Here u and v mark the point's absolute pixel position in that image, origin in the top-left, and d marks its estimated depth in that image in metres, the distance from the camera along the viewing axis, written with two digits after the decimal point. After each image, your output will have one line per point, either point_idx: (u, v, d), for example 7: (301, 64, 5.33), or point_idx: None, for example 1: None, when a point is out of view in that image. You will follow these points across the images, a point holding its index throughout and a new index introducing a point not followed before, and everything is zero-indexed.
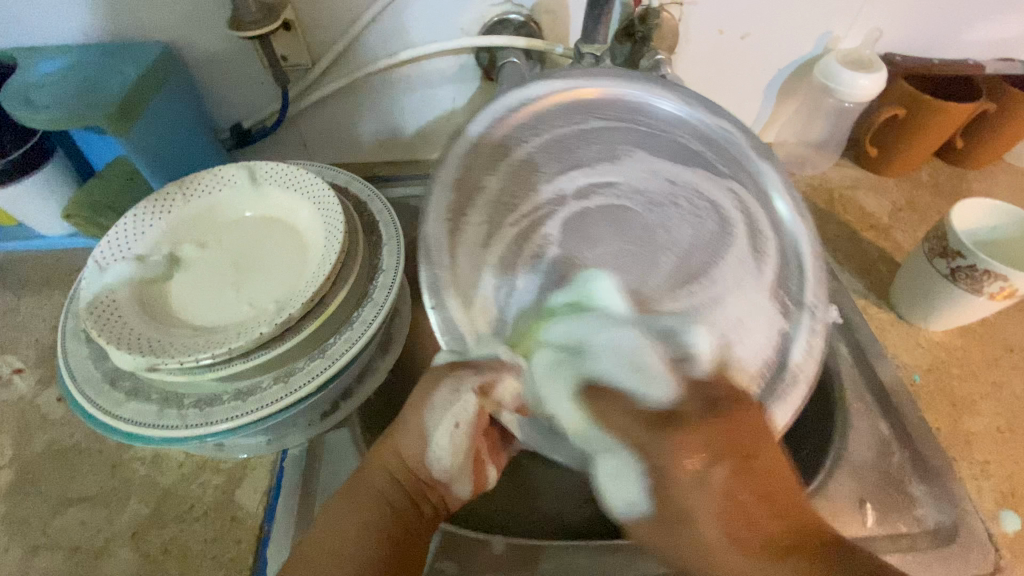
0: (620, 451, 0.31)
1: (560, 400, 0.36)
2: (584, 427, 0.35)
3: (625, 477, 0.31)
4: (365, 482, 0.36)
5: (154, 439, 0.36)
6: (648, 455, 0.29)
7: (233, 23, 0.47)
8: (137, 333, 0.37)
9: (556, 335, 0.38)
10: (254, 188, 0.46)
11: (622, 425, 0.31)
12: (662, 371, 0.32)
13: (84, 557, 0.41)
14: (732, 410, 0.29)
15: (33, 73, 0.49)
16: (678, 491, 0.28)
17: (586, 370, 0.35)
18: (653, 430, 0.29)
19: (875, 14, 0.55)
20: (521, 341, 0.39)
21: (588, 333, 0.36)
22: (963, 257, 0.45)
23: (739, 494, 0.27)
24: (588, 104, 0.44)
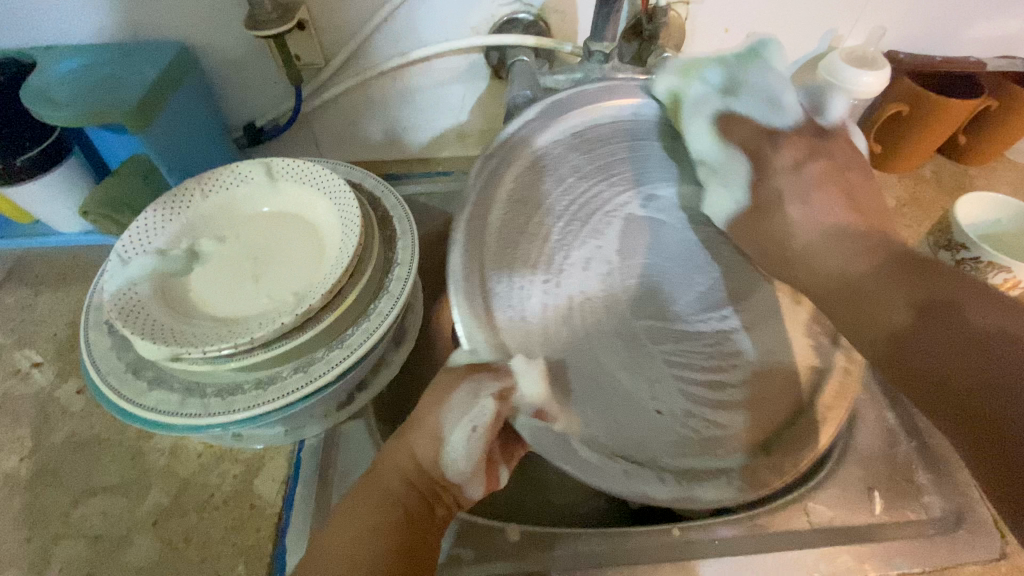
0: (736, 161, 0.43)
1: (698, 121, 0.43)
2: (715, 153, 0.44)
3: (732, 183, 0.44)
4: (377, 481, 0.37)
5: (177, 427, 0.37)
6: (758, 155, 0.43)
7: (250, 23, 0.48)
8: (160, 324, 0.38)
9: (713, 74, 0.43)
10: (271, 184, 0.46)
11: (745, 136, 0.43)
12: (793, 107, 0.43)
13: (106, 545, 0.42)
14: (828, 143, 0.44)
15: (52, 72, 0.50)
16: (776, 180, 0.42)
17: (731, 100, 0.43)
18: (766, 139, 0.43)
19: (878, 12, 0.56)
20: (676, 87, 0.43)
21: (748, 77, 0.43)
22: (967, 249, 0.46)
23: (825, 184, 0.41)
24: (641, 117, 0.45)
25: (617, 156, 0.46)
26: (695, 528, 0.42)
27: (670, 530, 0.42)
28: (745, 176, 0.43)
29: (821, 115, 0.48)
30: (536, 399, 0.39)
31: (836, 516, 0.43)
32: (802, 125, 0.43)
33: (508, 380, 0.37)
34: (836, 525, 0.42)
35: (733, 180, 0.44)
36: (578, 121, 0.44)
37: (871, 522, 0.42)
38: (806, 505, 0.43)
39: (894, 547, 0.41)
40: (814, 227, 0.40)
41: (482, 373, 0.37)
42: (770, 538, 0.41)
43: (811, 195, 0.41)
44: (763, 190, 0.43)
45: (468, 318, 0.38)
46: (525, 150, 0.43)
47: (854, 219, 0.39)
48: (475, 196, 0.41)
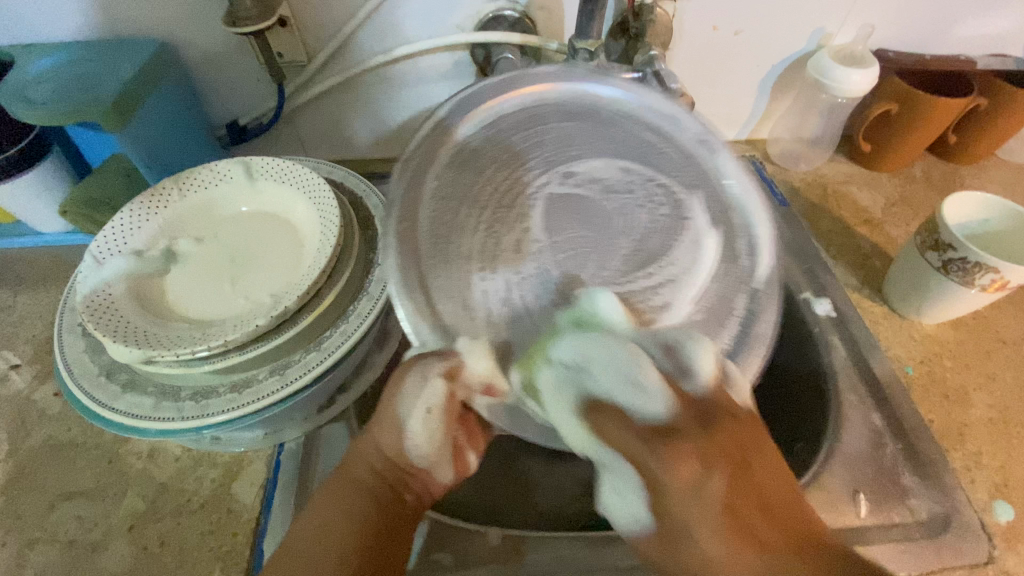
0: (620, 464, 0.30)
1: (562, 411, 0.32)
2: (586, 443, 0.31)
3: (626, 493, 0.30)
4: (346, 475, 0.36)
5: (150, 431, 0.36)
6: (646, 470, 0.28)
7: (230, 20, 0.47)
8: (133, 326, 0.37)
9: (562, 354, 0.32)
10: (250, 183, 0.46)
11: (622, 441, 0.29)
12: (660, 387, 0.29)
13: (80, 550, 0.41)
14: (716, 425, 0.28)
15: (29, 71, 0.49)
16: (675, 510, 0.27)
17: (589, 385, 0.31)
18: (649, 444, 0.28)
19: (868, 10, 0.56)
20: (523, 373, 0.35)
21: (595, 352, 0.31)
22: (954, 249, 0.45)
23: (739, 504, 0.26)
24: (548, 100, 0.42)
25: (532, 141, 0.41)
26: None
27: None
28: (640, 495, 0.29)
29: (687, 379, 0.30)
30: (487, 375, 0.35)
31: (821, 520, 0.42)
32: (683, 412, 0.28)
33: (457, 359, 0.34)
34: None
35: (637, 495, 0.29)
36: (488, 113, 0.41)
37: (855, 526, 0.42)
38: None
39: (878, 550, 0.41)
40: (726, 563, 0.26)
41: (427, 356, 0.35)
42: None
43: (721, 531, 0.26)
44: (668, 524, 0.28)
45: (409, 311, 0.35)
46: (447, 139, 0.40)
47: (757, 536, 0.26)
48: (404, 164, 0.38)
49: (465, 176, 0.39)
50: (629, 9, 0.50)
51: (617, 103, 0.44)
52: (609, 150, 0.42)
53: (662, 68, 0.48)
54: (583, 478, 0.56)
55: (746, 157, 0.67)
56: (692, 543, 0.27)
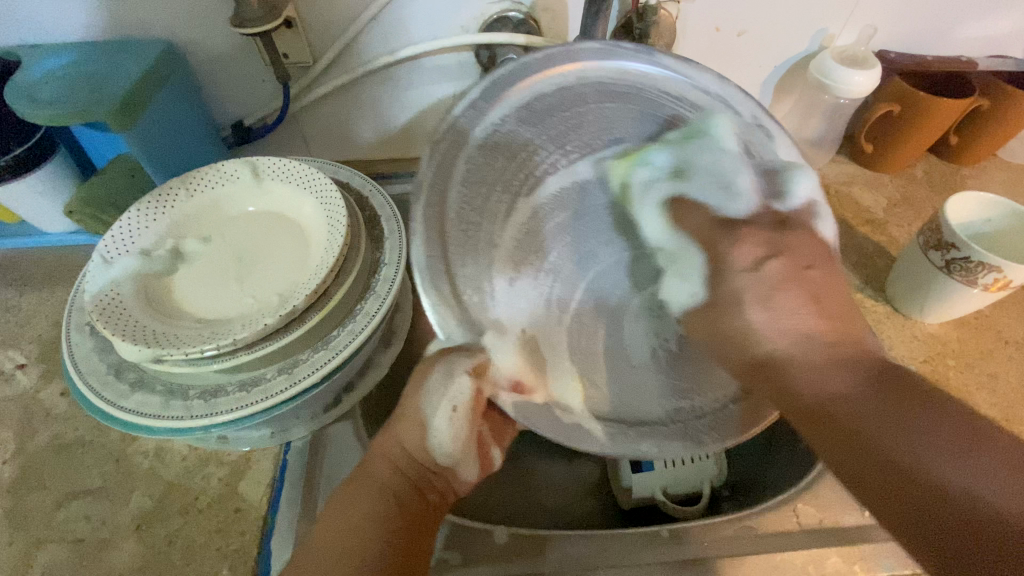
0: (687, 250, 0.37)
1: (646, 205, 0.39)
2: (665, 239, 0.39)
3: (688, 275, 0.37)
4: (368, 474, 0.37)
5: (159, 429, 0.37)
6: (713, 247, 0.35)
7: (235, 20, 0.47)
8: (141, 325, 0.37)
9: (656, 160, 0.38)
10: (257, 183, 0.46)
11: (696, 227, 0.36)
12: (750, 190, 0.36)
13: (88, 549, 0.41)
14: (794, 233, 0.34)
15: (36, 71, 0.49)
16: (734, 283, 0.33)
17: (682, 186, 0.37)
18: (722, 229, 0.35)
19: (870, 12, 0.56)
20: (624, 175, 0.39)
21: (696, 157, 0.37)
22: (958, 249, 0.45)
23: (794, 287, 0.31)
24: (588, 80, 0.39)
25: (571, 125, 0.39)
26: (681, 531, 0.42)
27: (659, 533, 0.42)
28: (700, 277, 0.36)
29: (779, 201, 0.36)
30: (514, 371, 0.36)
31: (826, 518, 0.43)
32: (757, 211, 0.35)
33: (483, 353, 0.36)
34: (826, 527, 0.42)
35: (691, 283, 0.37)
36: (529, 92, 0.38)
37: (860, 524, 0.42)
38: (795, 506, 0.43)
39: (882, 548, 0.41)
40: (789, 330, 0.30)
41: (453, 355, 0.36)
42: (759, 540, 0.41)
43: (773, 303, 0.31)
44: (719, 295, 0.33)
45: (436, 304, 0.33)
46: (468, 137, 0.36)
47: (824, 322, 0.30)
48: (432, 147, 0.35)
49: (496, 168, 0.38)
50: (633, 11, 0.50)
51: (666, 82, 0.40)
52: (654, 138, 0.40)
53: None
54: (586, 477, 0.56)
55: None
56: (744, 315, 0.32)
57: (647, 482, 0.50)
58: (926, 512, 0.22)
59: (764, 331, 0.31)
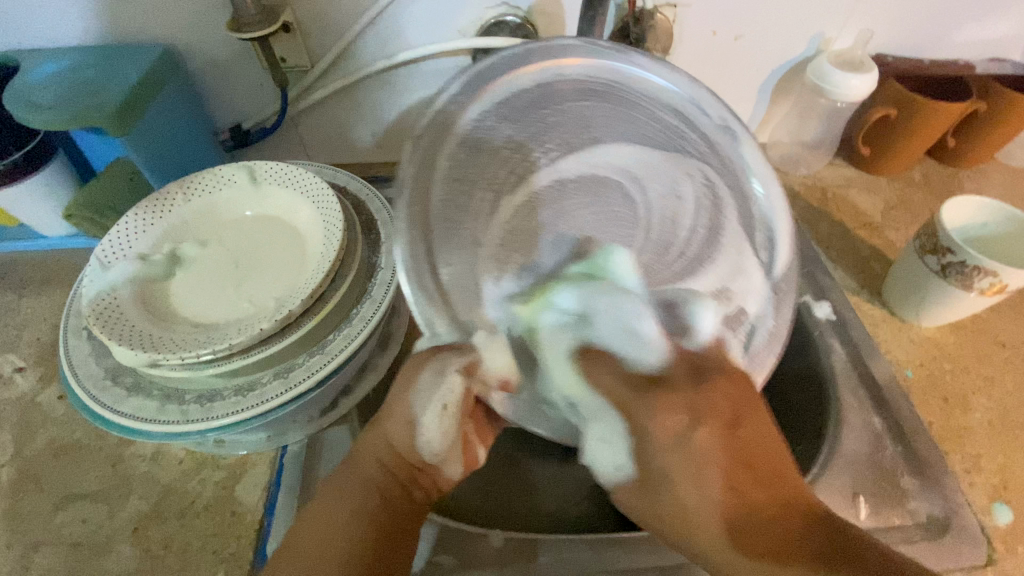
0: (608, 411, 0.32)
1: (558, 362, 0.33)
2: (581, 395, 0.33)
3: (614, 442, 0.32)
4: (353, 469, 0.35)
5: (155, 434, 0.37)
6: (632, 413, 0.31)
7: (234, 26, 0.47)
8: (138, 329, 0.37)
9: (563, 300, 0.33)
10: (254, 188, 0.46)
11: (609, 383, 0.31)
12: (655, 337, 0.31)
13: (85, 552, 0.41)
14: (710, 380, 0.30)
15: (34, 76, 0.49)
16: (660, 455, 0.30)
17: (585, 334, 0.33)
18: (643, 394, 0.30)
19: (866, 16, 0.56)
20: (523, 318, 0.34)
21: (596, 301, 0.32)
22: (954, 254, 0.45)
23: (716, 460, 0.29)
24: (567, 77, 0.37)
25: (549, 123, 0.37)
26: None
27: (655, 535, 0.42)
28: (623, 442, 0.32)
29: (686, 335, 0.33)
30: (506, 372, 0.34)
31: None
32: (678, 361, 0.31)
33: (475, 353, 0.32)
34: None
35: (620, 439, 0.32)
36: (513, 87, 0.36)
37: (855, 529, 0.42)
38: None
39: None
40: (704, 504, 0.29)
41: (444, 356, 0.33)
42: None
43: (698, 477, 0.29)
44: (639, 456, 0.31)
45: (416, 295, 0.31)
46: (452, 128, 0.34)
47: (734, 494, 0.29)
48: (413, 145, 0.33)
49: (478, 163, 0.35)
50: (629, 15, 0.50)
51: (642, 80, 0.39)
52: (633, 139, 0.39)
53: None
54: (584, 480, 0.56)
55: None
56: (672, 492, 0.30)
57: None
58: None
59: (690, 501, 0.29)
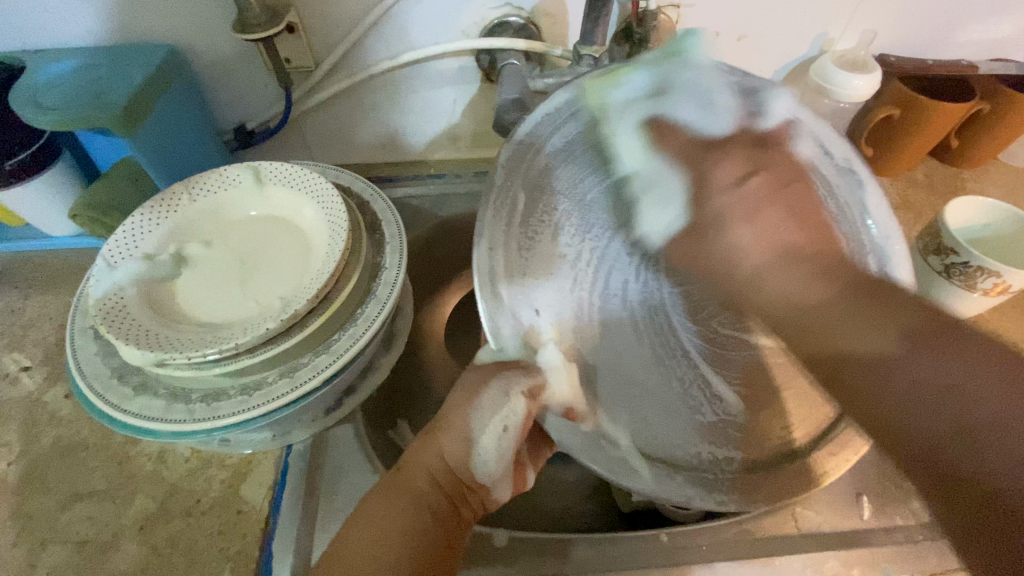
0: (668, 175, 0.39)
1: (627, 129, 0.39)
2: (644, 160, 0.39)
3: (669, 202, 0.41)
4: (405, 481, 0.36)
5: (162, 433, 0.37)
6: (698, 168, 0.38)
7: (239, 27, 0.47)
8: (145, 329, 0.37)
9: (636, 83, 0.38)
10: (259, 188, 0.46)
11: (677, 149, 0.38)
12: (727, 107, 0.37)
13: (92, 550, 0.41)
14: (772, 150, 0.38)
15: (39, 76, 0.49)
16: (715, 200, 0.38)
17: (666, 108, 0.38)
18: (705, 154, 0.38)
19: (869, 16, 0.56)
20: (601, 100, 0.38)
21: (679, 71, 0.38)
22: (956, 254, 0.46)
23: (767, 205, 0.38)
24: (664, 101, 0.39)
25: None
26: (680, 535, 0.42)
27: (658, 536, 0.42)
28: (675, 191, 0.40)
29: (762, 116, 0.38)
30: (566, 398, 0.37)
31: (825, 522, 0.43)
32: (743, 135, 0.38)
33: (540, 377, 0.36)
34: (824, 532, 0.42)
35: (667, 201, 0.41)
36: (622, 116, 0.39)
37: (858, 528, 0.42)
38: (794, 511, 0.43)
39: (881, 553, 0.41)
40: (761, 252, 0.40)
41: (512, 371, 0.37)
42: (757, 544, 0.41)
43: (755, 216, 0.39)
44: (705, 212, 0.39)
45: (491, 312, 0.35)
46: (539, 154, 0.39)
47: (801, 235, 0.39)
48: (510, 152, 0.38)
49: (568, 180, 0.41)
50: (632, 15, 0.49)
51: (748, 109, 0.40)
52: None
53: None
54: (587, 481, 0.57)
55: None
56: (734, 234, 0.40)
57: None
58: (873, 371, 0.32)
59: (743, 258, 0.40)
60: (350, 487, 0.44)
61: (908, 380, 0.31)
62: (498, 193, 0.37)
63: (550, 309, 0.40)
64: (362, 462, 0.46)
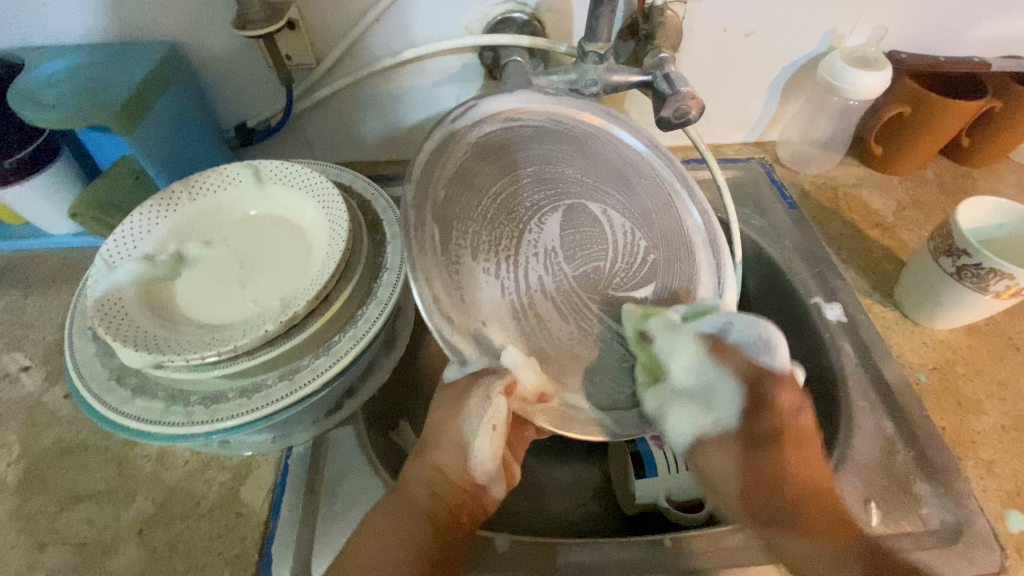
0: (714, 385, 0.38)
1: (677, 347, 0.39)
2: (698, 376, 0.39)
3: (719, 406, 0.39)
4: (406, 495, 0.38)
5: (161, 436, 0.36)
6: (758, 382, 0.38)
7: (237, 23, 0.46)
8: (143, 330, 0.37)
9: (677, 314, 0.41)
10: (259, 187, 0.46)
11: (737, 366, 0.38)
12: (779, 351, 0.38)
13: (90, 553, 0.41)
14: (804, 404, 0.40)
15: (39, 74, 0.49)
16: (760, 421, 0.39)
17: (704, 329, 0.39)
18: (760, 376, 0.38)
19: (880, 12, 0.55)
20: (640, 322, 0.41)
21: (716, 315, 0.40)
22: (969, 256, 0.45)
23: (810, 445, 0.40)
24: (534, 122, 0.46)
25: (525, 161, 0.44)
26: (686, 541, 0.42)
27: (663, 541, 0.42)
28: (735, 404, 0.38)
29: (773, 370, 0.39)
30: (536, 385, 0.37)
31: None
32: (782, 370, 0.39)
33: (509, 373, 0.36)
34: None
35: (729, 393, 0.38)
36: (476, 135, 0.43)
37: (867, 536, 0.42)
38: None
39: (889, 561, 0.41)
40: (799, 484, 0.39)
41: (487, 378, 0.37)
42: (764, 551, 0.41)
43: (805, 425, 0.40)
44: (756, 425, 0.39)
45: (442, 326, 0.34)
46: (457, 147, 0.41)
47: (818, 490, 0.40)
48: (414, 187, 0.37)
49: (465, 197, 0.40)
50: (639, 12, 0.50)
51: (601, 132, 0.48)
52: (592, 172, 0.47)
53: (672, 70, 0.47)
54: (590, 483, 0.56)
55: (756, 159, 0.66)
56: (775, 464, 0.39)
57: (650, 488, 0.49)
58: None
59: (790, 479, 0.39)
60: (350, 489, 0.44)
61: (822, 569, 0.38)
62: (416, 225, 0.36)
63: (491, 314, 0.38)
64: (362, 464, 0.45)
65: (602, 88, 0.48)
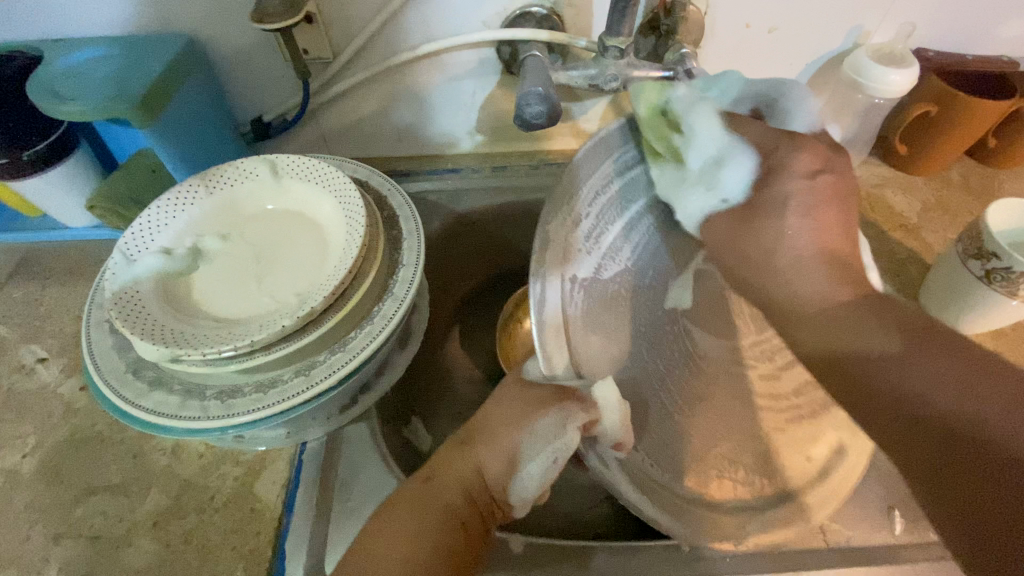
0: (741, 151, 0.37)
1: (694, 114, 0.38)
2: (695, 165, 0.39)
3: (713, 192, 0.39)
4: (438, 492, 0.37)
5: (176, 430, 0.36)
6: (774, 151, 0.37)
7: (257, 16, 0.46)
8: (160, 323, 0.37)
9: (674, 91, 0.39)
10: (276, 181, 0.46)
11: (760, 136, 0.37)
12: (737, 172, 0.37)
13: (104, 545, 0.41)
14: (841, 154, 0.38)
15: (61, 65, 0.49)
16: (785, 185, 0.37)
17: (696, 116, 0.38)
18: (788, 136, 0.37)
19: (908, 9, 0.54)
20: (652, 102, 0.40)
21: (683, 106, 0.38)
22: (998, 259, 0.43)
23: (832, 202, 0.37)
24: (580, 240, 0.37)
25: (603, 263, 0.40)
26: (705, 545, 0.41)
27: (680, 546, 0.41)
28: (733, 183, 0.38)
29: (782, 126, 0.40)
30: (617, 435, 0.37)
31: (853, 536, 0.42)
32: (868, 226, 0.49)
33: (596, 413, 0.36)
34: (853, 546, 0.41)
35: (716, 199, 0.38)
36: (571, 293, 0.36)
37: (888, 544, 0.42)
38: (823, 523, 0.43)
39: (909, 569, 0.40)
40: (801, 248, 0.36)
41: (568, 402, 0.38)
42: (781, 558, 0.41)
43: (811, 212, 0.37)
44: (769, 194, 0.37)
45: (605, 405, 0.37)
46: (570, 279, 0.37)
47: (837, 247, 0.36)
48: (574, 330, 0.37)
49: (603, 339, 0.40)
50: (660, 6, 0.49)
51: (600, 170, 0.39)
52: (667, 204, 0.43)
53: (695, 65, 0.45)
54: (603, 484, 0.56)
55: None
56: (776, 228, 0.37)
57: None
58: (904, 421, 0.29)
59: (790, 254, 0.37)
60: (364, 485, 0.44)
61: (918, 353, 0.30)
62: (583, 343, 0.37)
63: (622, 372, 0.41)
64: (377, 461, 0.45)
65: (623, 84, 0.47)
